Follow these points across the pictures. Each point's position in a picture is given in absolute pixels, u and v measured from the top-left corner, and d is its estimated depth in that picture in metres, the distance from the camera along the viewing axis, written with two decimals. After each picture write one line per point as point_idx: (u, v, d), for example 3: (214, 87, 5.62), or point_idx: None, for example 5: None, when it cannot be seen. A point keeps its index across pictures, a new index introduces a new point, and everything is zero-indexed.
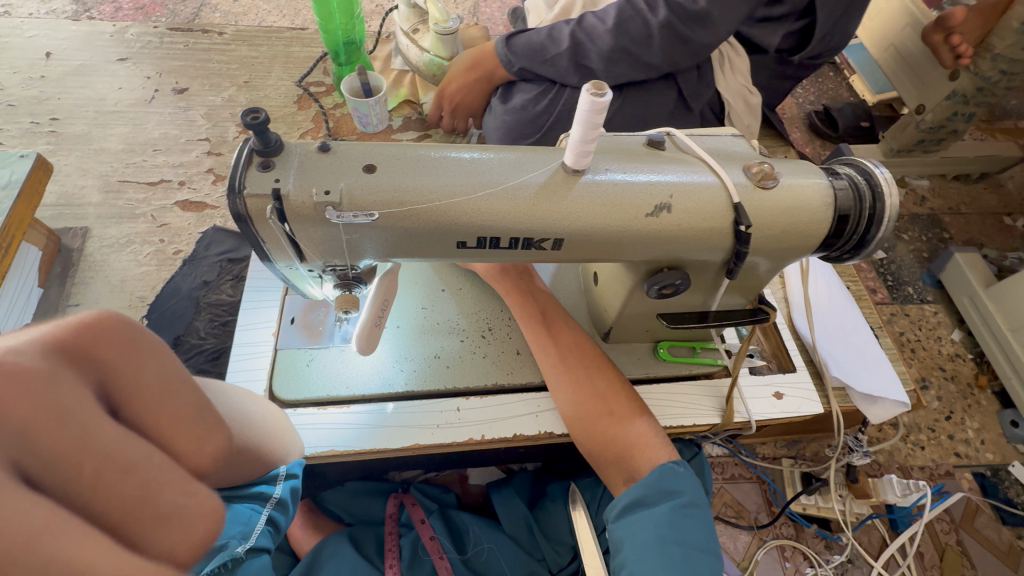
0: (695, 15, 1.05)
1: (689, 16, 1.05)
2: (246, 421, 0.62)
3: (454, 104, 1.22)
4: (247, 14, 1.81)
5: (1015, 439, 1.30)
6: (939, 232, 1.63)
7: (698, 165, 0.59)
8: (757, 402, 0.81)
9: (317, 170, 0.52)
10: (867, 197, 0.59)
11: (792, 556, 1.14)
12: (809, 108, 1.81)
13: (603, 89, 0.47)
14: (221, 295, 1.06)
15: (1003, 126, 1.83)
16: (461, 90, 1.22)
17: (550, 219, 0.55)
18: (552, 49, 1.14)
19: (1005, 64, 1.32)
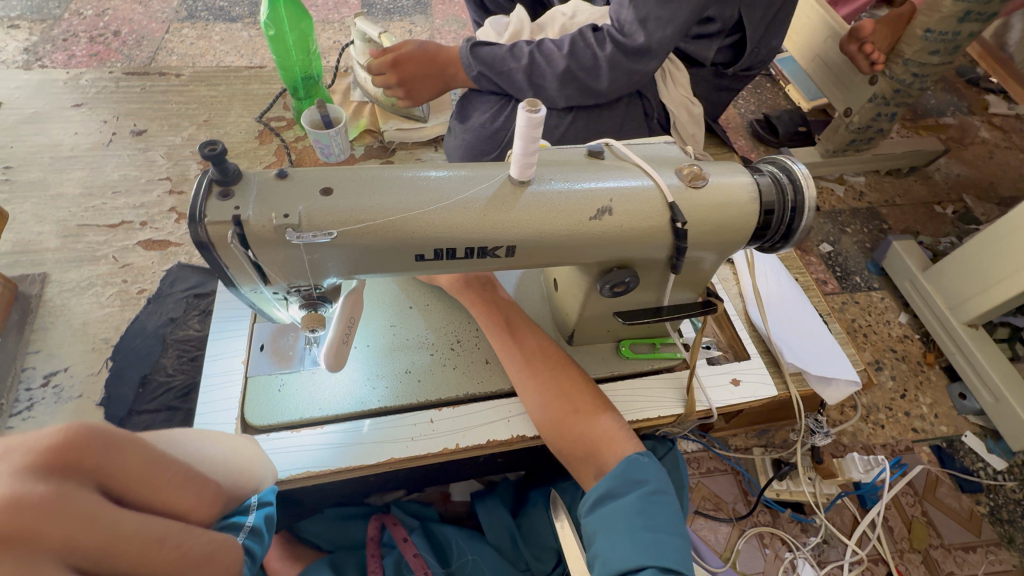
0: (637, 50, 1.10)
1: (631, 51, 1.11)
2: (212, 465, 0.59)
3: (401, 80, 1.25)
4: (205, 55, 1.84)
5: (965, 411, 1.38)
6: (878, 223, 1.74)
7: (635, 170, 0.64)
8: (716, 390, 0.86)
9: (276, 196, 0.54)
10: (789, 191, 0.65)
11: (771, 542, 1.17)
12: (751, 117, 1.93)
13: (538, 106, 0.51)
14: (188, 330, 1.06)
15: (924, 123, 1.99)
16: (416, 71, 1.24)
17: (502, 228, 0.59)
18: (511, 64, 1.19)
19: (916, 67, 1.42)
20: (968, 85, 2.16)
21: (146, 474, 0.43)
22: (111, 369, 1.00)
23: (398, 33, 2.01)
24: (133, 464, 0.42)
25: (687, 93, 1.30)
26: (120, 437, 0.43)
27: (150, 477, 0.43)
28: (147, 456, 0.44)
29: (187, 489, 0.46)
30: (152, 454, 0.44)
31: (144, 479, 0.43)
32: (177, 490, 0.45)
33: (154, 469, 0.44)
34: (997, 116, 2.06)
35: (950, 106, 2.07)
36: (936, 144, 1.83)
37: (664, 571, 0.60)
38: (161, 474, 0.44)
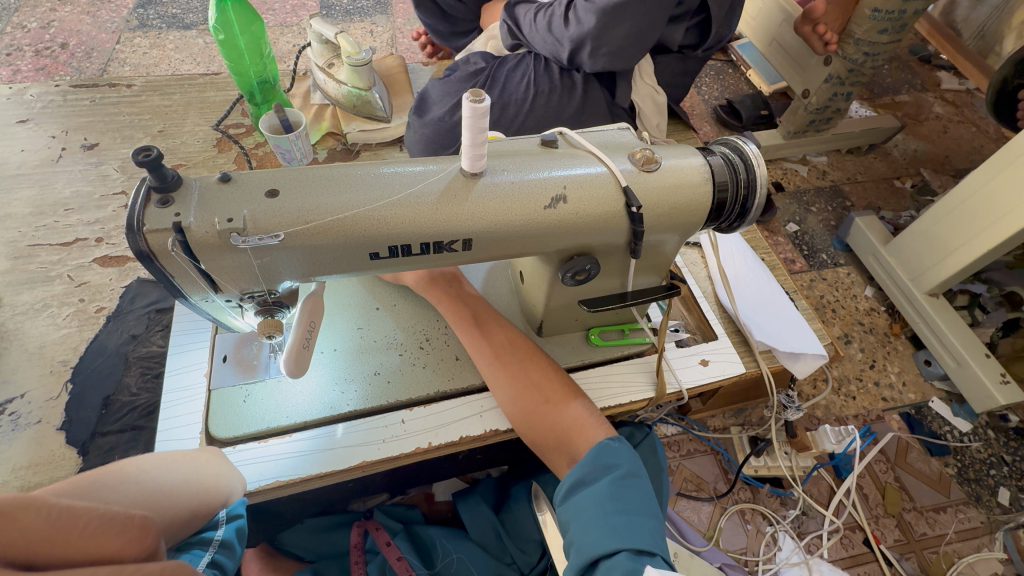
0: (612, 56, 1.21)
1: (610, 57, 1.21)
2: (157, 497, 0.57)
3: None
4: (159, 65, 1.79)
5: (931, 376, 1.42)
6: (842, 201, 1.78)
7: (588, 158, 0.64)
8: (686, 371, 0.87)
9: (219, 200, 0.54)
10: (741, 169, 0.65)
11: (752, 518, 1.19)
12: (715, 103, 1.96)
13: (482, 96, 0.50)
14: (152, 347, 1.04)
15: (881, 102, 2.05)
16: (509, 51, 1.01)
17: (455, 221, 0.59)
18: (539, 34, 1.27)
19: (866, 47, 1.46)
20: (921, 63, 2.22)
21: (55, 533, 0.39)
22: (73, 392, 0.97)
23: (359, 34, 1.98)
24: (36, 526, 0.39)
25: (652, 85, 1.36)
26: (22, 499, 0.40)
27: (63, 534, 0.40)
28: (49, 514, 0.40)
29: (111, 531, 0.41)
30: (57, 508, 0.40)
31: (53, 539, 0.39)
32: (98, 536, 0.41)
33: (65, 524, 0.40)
34: (949, 92, 2.13)
35: (905, 84, 2.13)
36: (893, 121, 1.87)
37: (638, 553, 0.60)
38: (73, 526, 0.40)
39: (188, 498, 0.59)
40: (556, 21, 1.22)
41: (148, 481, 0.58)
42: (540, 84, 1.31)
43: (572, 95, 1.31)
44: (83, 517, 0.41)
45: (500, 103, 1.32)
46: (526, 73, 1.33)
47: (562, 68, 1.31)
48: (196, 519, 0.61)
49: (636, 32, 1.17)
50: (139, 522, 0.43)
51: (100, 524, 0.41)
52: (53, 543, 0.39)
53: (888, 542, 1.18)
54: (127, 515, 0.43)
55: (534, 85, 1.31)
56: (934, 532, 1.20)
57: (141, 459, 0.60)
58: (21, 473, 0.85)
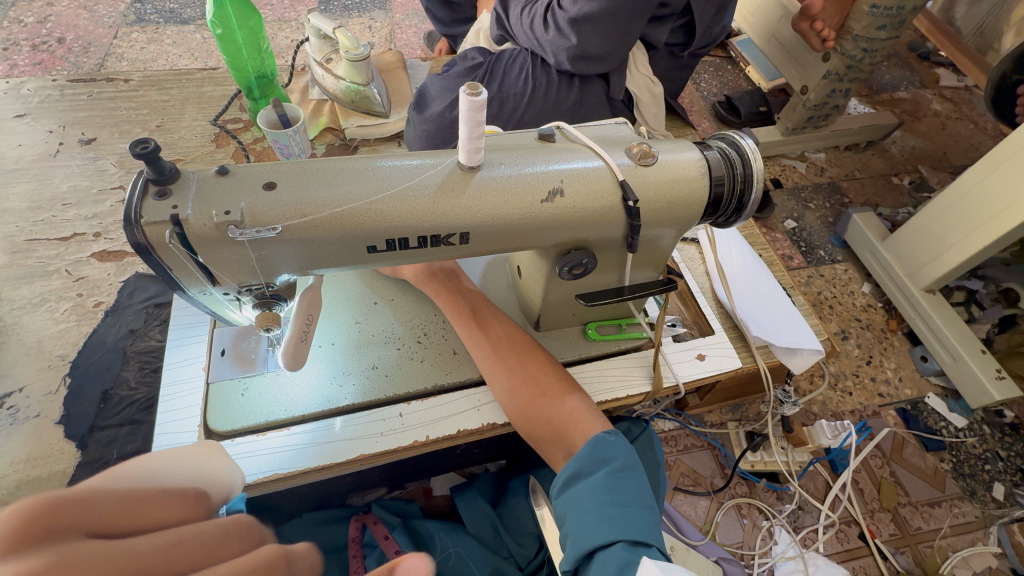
0: (591, 58, 1.23)
1: (588, 59, 1.23)
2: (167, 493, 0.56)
3: None
4: (157, 60, 1.78)
5: (927, 372, 1.43)
6: (840, 198, 1.78)
7: (585, 152, 0.64)
8: (682, 366, 0.88)
9: (216, 193, 0.54)
10: (738, 163, 0.66)
11: (749, 512, 1.20)
12: (713, 99, 1.96)
13: (479, 89, 0.50)
14: (150, 342, 1.06)
15: (880, 98, 2.05)
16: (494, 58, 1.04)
17: (452, 215, 0.59)
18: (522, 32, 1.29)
19: (864, 43, 1.46)
20: (920, 59, 2.22)
21: (121, 510, 0.39)
22: (70, 386, 0.97)
23: (357, 29, 1.98)
24: (102, 506, 0.38)
25: (647, 75, 1.35)
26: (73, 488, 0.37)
27: (127, 509, 0.39)
28: (108, 496, 0.39)
29: (173, 499, 0.43)
30: (114, 489, 0.39)
31: (120, 514, 0.39)
32: (161, 505, 0.42)
33: (125, 501, 0.39)
34: (948, 88, 2.13)
35: (904, 80, 2.13)
36: (891, 118, 1.87)
37: (634, 545, 0.60)
38: (137, 501, 0.40)
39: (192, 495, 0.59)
40: (536, 23, 1.23)
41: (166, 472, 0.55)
42: (536, 78, 1.31)
43: (571, 88, 1.30)
44: (142, 492, 0.41)
45: (498, 98, 1.32)
46: (524, 66, 1.33)
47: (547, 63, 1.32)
48: None
49: (616, 35, 1.18)
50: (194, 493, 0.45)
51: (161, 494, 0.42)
52: (121, 519, 0.39)
53: (883, 536, 1.19)
54: (179, 489, 0.44)
55: (532, 79, 1.31)
56: (929, 526, 1.21)
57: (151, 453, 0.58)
58: (20, 466, 0.85)
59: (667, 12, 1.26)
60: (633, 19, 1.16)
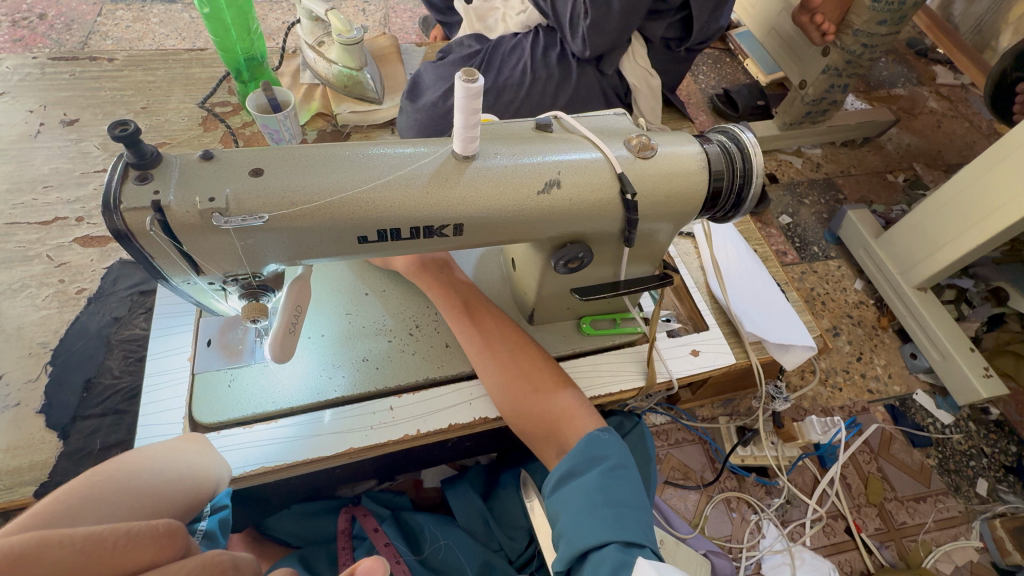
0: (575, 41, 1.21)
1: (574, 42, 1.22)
2: (155, 498, 0.57)
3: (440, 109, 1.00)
4: (143, 39, 1.73)
5: (916, 369, 1.44)
6: (835, 194, 1.78)
7: (583, 142, 0.63)
8: (676, 361, 0.87)
9: (201, 179, 0.52)
10: (737, 158, 0.64)
11: (737, 506, 1.21)
12: (712, 92, 1.95)
13: (475, 76, 0.48)
14: (134, 329, 1.03)
15: (877, 94, 2.05)
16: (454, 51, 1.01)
17: (447, 204, 0.57)
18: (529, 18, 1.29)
19: (864, 38, 1.45)
20: (918, 56, 2.21)
21: (85, 561, 0.39)
22: (52, 374, 0.94)
23: (350, 12, 1.92)
24: (64, 557, 0.39)
25: (646, 66, 1.32)
26: (37, 539, 0.39)
27: (89, 560, 0.40)
28: (74, 544, 0.40)
29: (139, 543, 0.42)
30: (79, 539, 0.40)
31: (81, 567, 0.39)
32: (126, 553, 0.41)
33: (91, 550, 0.40)
34: (945, 86, 2.13)
35: (901, 77, 2.13)
36: (888, 115, 1.87)
37: (627, 545, 0.60)
38: (100, 550, 0.40)
39: (180, 497, 0.59)
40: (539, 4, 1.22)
41: (139, 486, 0.56)
42: (535, 67, 1.28)
43: (569, 81, 1.29)
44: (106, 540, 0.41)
45: (495, 88, 1.30)
46: (520, 54, 1.31)
47: (547, 58, 1.30)
48: (192, 511, 0.61)
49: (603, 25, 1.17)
50: (165, 529, 0.44)
51: (125, 540, 0.41)
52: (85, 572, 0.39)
53: (869, 530, 1.21)
54: (152, 526, 0.43)
55: (531, 69, 1.28)
56: (913, 521, 1.23)
57: (130, 459, 0.59)
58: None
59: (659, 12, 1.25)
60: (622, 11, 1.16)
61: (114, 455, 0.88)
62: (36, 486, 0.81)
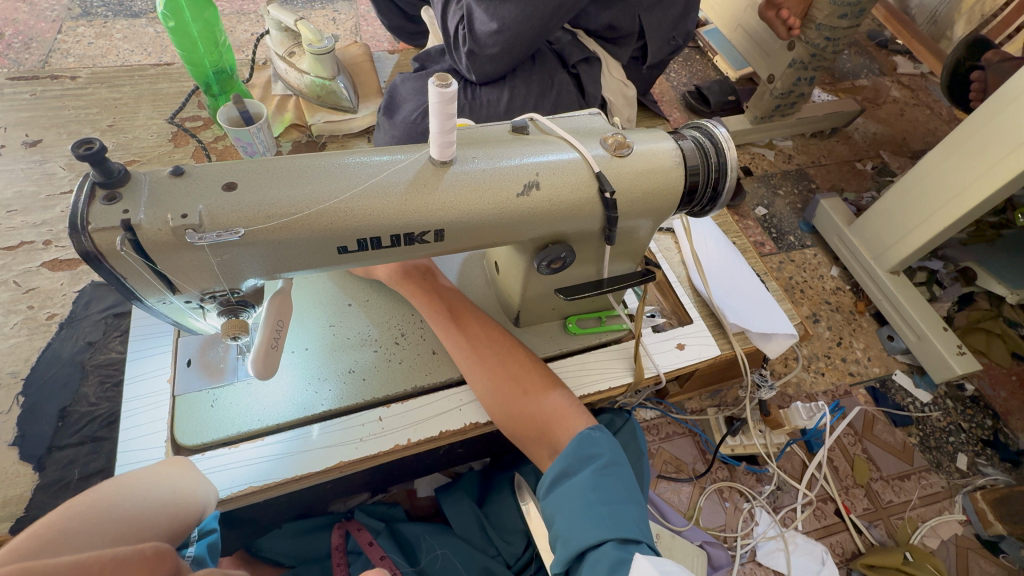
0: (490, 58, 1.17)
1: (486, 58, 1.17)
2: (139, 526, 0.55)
3: None
4: (107, 55, 1.68)
5: (893, 351, 1.48)
6: (807, 184, 1.83)
7: (560, 143, 0.63)
8: (663, 356, 0.88)
9: (173, 195, 0.50)
10: (713, 153, 0.65)
11: (730, 496, 1.23)
12: (683, 89, 1.98)
13: (449, 80, 0.48)
14: (110, 353, 1.00)
15: (842, 86, 2.11)
16: None
17: (426, 211, 0.57)
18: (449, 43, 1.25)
19: (827, 32, 1.49)
20: (879, 47, 2.28)
21: None
22: (25, 405, 0.91)
23: (321, 22, 1.91)
24: None
25: (621, 78, 1.31)
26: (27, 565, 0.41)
27: None
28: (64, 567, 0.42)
29: (127, 566, 0.45)
30: (69, 562, 0.42)
31: None
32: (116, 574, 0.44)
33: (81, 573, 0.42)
34: (906, 76, 2.20)
35: (864, 68, 2.19)
36: (853, 105, 1.92)
37: (624, 542, 0.60)
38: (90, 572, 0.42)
39: (166, 522, 0.57)
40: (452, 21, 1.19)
41: (120, 514, 0.54)
42: (513, 77, 1.26)
43: (546, 96, 1.27)
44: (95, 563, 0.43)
45: (470, 106, 1.26)
46: None
47: (524, 68, 1.27)
48: (180, 536, 0.59)
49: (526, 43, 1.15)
50: (153, 552, 0.47)
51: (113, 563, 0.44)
52: None
53: (857, 510, 1.23)
54: (138, 551, 0.46)
55: (509, 83, 1.25)
56: (900, 499, 1.26)
57: (109, 488, 0.56)
58: None
59: (615, 36, 1.30)
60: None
61: (94, 485, 0.85)
62: (13, 522, 0.78)
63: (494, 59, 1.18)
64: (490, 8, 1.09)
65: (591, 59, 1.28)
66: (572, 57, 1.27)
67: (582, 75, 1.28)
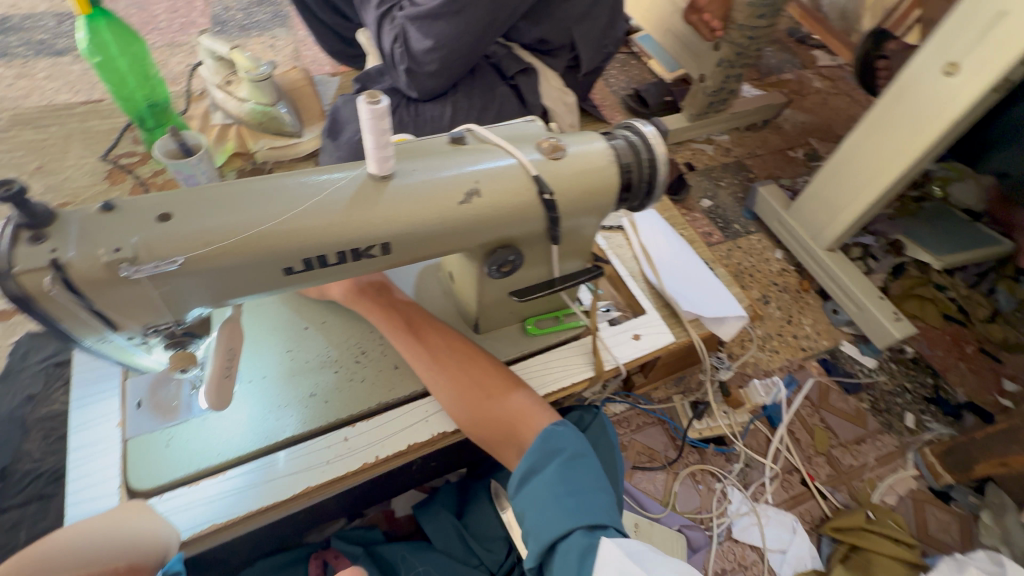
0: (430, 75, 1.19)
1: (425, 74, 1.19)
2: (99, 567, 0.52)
3: None
4: (30, 96, 1.61)
5: (839, 323, 1.58)
6: (746, 174, 1.93)
7: (497, 151, 0.65)
8: (621, 347, 0.91)
9: (104, 231, 0.49)
10: (643, 149, 0.69)
11: (703, 478, 1.27)
12: (624, 93, 2.07)
13: (378, 97, 0.50)
14: (54, 405, 0.95)
15: (769, 81, 2.25)
16: None
17: (370, 225, 0.57)
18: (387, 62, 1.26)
19: (748, 32, 1.57)
20: (799, 43, 2.44)
21: None
22: None
23: (259, 49, 1.90)
24: None
25: (559, 87, 1.36)
26: None
27: None
28: None
29: None
30: None
31: None
32: None
33: None
34: (825, 68, 2.36)
35: (787, 63, 2.34)
36: (779, 98, 2.06)
37: (592, 529, 0.61)
38: None
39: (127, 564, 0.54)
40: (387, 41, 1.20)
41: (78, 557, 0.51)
42: (455, 92, 1.28)
43: (489, 109, 1.29)
44: None
45: (415, 123, 1.27)
46: None
47: (464, 82, 1.29)
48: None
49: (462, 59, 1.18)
50: None
51: None
52: None
53: (821, 477, 1.30)
54: None
55: (451, 98, 1.27)
56: (858, 462, 1.33)
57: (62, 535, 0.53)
58: None
59: (548, 48, 1.35)
60: (504, 9, 1.13)
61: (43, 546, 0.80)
62: None
63: (434, 75, 1.20)
64: (425, 26, 1.11)
65: (528, 69, 1.33)
66: (510, 69, 1.32)
67: (522, 86, 1.32)
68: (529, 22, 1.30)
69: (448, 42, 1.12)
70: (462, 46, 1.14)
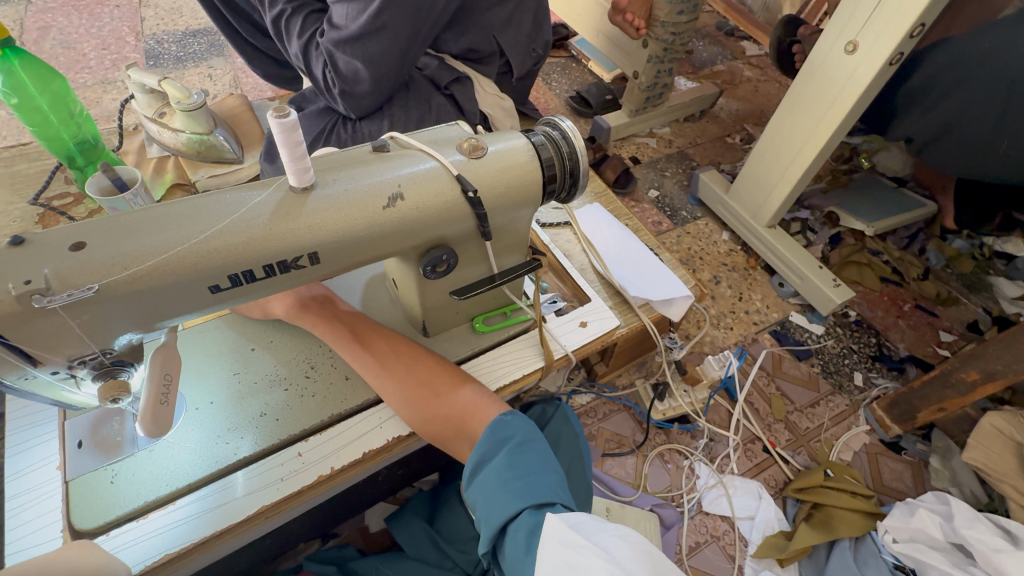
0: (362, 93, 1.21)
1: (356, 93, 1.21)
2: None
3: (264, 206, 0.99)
4: None
5: (786, 295, 1.65)
6: (688, 162, 2.01)
7: (419, 155, 0.67)
8: (569, 336, 0.94)
9: (14, 264, 0.49)
10: (562, 143, 0.73)
11: (671, 457, 1.30)
12: (567, 95, 2.15)
13: (286, 110, 0.51)
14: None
15: (703, 73, 2.35)
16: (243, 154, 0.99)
17: (294, 236, 0.59)
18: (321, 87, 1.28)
19: (670, 28, 1.65)
20: (727, 36, 2.57)
21: None
22: None
23: (195, 80, 1.88)
24: None
25: (495, 92, 1.39)
26: None
27: None
28: None
29: None
30: None
31: None
32: None
33: None
34: (754, 57, 2.49)
35: (718, 56, 2.46)
36: (712, 88, 2.15)
37: (539, 507, 0.63)
38: None
39: None
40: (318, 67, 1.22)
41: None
42: (390, 107, 1.30)
43: (426, 119, 1.32)
44: None
45: (353, 139, 1.30)
46: None
47: (399, 95, 1.31)
48: None
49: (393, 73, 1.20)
50: None
51: None
52: None
53: (782, 443, 1.35)
54: None
55: (387, 112, 1.30)
56: (814, 424, 1.39)
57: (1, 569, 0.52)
58: None
59: (480, 57, 1.39)
60: (426, 22, 1.14)
61: None
62: None
63: (367, 93, 1.22)
64: (347, 43, 1.12)
65: (462, 78, 1.36)
66: (443, 79, 1.35)
67: (457, 94, 1.36)
68: (458, 32, 1.33)
69: (374, 59, 1.14)
70: (389, 61, 1.15)
